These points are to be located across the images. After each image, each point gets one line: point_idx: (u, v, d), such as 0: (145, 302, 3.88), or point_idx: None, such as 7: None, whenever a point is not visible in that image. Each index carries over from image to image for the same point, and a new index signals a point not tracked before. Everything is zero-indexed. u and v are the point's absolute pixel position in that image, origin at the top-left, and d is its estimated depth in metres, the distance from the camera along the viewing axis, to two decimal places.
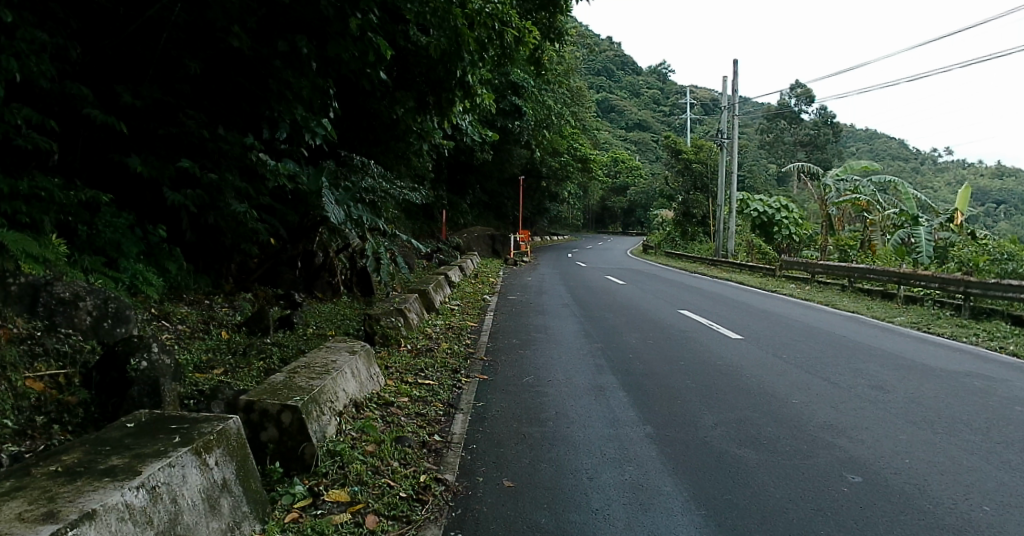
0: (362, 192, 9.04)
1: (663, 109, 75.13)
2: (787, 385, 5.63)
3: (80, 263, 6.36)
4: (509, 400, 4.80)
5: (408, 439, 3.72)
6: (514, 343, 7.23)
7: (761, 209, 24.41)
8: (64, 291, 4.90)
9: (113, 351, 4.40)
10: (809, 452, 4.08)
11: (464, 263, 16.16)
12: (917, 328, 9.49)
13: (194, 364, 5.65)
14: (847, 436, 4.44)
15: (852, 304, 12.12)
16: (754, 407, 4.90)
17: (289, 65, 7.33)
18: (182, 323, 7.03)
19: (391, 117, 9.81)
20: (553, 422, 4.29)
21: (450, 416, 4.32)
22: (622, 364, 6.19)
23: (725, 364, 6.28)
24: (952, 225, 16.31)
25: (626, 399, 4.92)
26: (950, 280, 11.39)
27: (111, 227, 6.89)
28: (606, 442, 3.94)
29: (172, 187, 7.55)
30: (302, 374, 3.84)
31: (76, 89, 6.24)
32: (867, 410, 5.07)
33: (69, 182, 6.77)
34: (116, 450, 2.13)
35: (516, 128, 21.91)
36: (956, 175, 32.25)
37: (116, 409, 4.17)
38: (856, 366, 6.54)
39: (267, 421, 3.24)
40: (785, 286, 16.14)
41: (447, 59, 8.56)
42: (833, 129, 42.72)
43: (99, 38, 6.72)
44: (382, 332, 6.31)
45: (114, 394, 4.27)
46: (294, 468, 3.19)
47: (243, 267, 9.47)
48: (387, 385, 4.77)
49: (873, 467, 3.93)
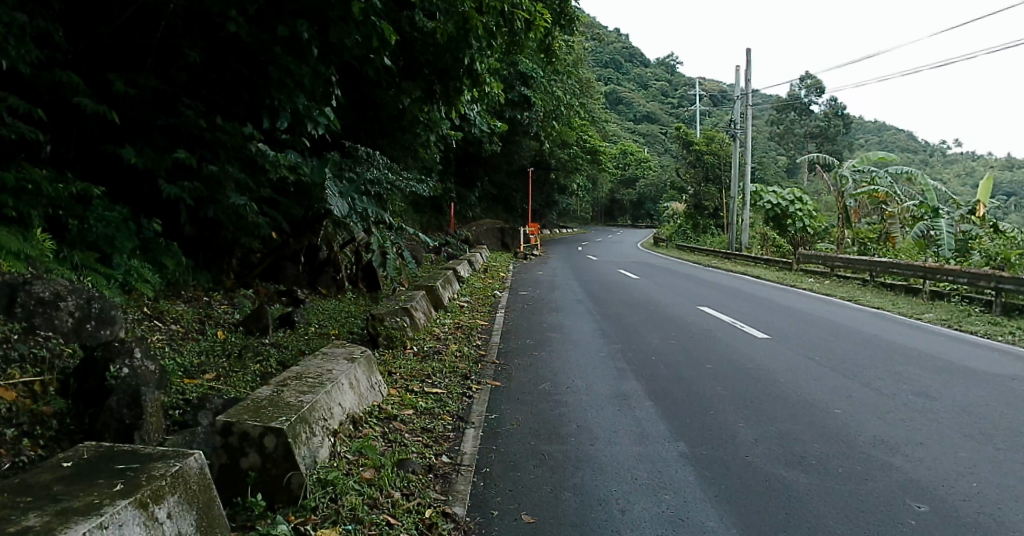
0: (368, 184, 8.56)
1: (673, 101, 74.11)
2: (826, 392, 5.12)
3: (69, 260, 5.96)
4: (526, 411, 4.35)
5: (412, 463, 3.25)
6: (528, 345, 6.77)
7: (775, 201, 23.59)
8: (43, 291, 4.45)
9: (91, 356, 4.01)
10: (865, 474, 3.58)
11: (473, 257, 15.70)
12: (949, 326, 8.93)
13: (183, 369, 5.22)
14: (902, 453, 3.92)
15: (875, 300, 11.55)
16: (796, 419, 4.41)
17: (290, 51, 6.85)
18: (176, 322, 6.61)
19: (397, 107, 9.37)
20: (576, 438, 3.84)
21: (460, 433, 3.87)
22: (645, 368, 5.71)
23: (754, 367, 5.80)
24: (974, 218, 15.55)
25: (653, 409, 4.46)
26: (979, 275, 10.78)
27: (103, 222, 6.48)
28: (637, 465, 3.47)
29: (168, 179, 7.11)
30: (292, 388, 3.39)
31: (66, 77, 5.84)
32: (918, 422, 4.54)
33: (59, 174, 6.39)
34: (38, 504, 1.74)
35: (524, 118, 21.23)
36: (968, 166, 31.38)
37: (93, 421, 3.70)
38: (895, 369, 6.00)
39: (247, 446, 2.82)
40: (802, 280, 15.54)
41: (455, 45, 8.07)
42: (844, 120, 41.82)
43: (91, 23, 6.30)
44: (386, 334, 5.88)
45: (92, 405, 3.87)
46: (279, 500, 2.77)
47: (244, 262, 9.05)
48: (390, 395, 4.31)
49: (937, 492, 3.41)
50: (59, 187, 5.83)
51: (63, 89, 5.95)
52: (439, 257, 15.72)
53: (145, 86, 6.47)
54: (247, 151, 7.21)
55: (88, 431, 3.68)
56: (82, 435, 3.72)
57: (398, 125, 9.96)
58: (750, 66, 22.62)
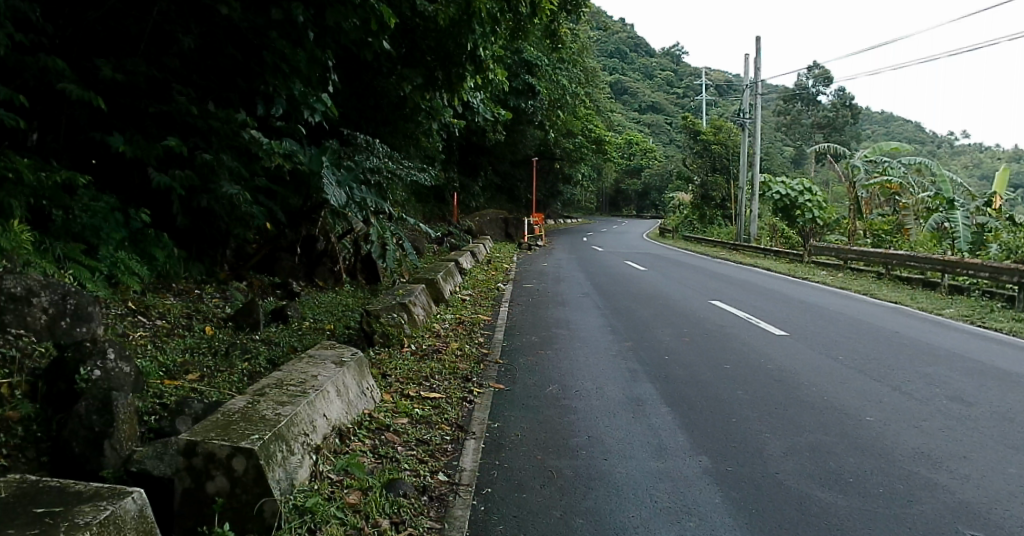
0: (367, 173, 8.18)
1: (678, 90, 73.17)
2: (854, 393, 4.71)
3: (51, 252, 5.55)
4: (531, 419, 3.99)
5: (404, 484, 2.87)
6: (533, 342, 6.41)
7: (783, 192, 22.81)
8: (14, 286, 4.01)
9: (61, 357, 3.70)
10: (908, 494, 3.04)
11: (475, 248, 15.30)
12: (971, 322, 8.48)
13: (165, 369, 4.85)
14: (946, 469, 3.34)
15: (892, 294, 11.08)
16: (825, 425, 4.00)
17: (284, 35, 6.44)
18: (163, 317, 6.22)
19: (399, 94, 8.97)
20: (587, 452, 3.47)
21: (459, 445, 3.50)
22: (659, 368, 5.35)
23: (776, 368, 5.41)
24: (991, 209, 15.01)
25: (670, 417, 4.09)
26: (1001, 269, 10.27)
27: (88, 211, 6.09)
28: (657, 484, 3.10)
29: (158, 168, 6.71)
30: (269, 398, 3.02)
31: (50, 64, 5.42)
32: (959, 432, 3.92)
33: (45, 163, 5.99)
34: None
35: (529, 107, 20.37)
36: (976, 158, 30.68)
37: (60, 429, 3.27)
38: (924, 367, 5.58)
39: (213, 468, 2.47)
40: (814, 273, 15.07)
41: (458, 30, 7.68)
42: (851, 111, 41.06)
43: (79, 6, 5.87)
44: (382, 331, 5.51)
45: (62, 409, 3.50)
46: (249, 531, 2.42)
47: (239, 252, 8.60)
48: (383, 401, 3.96)
49: (992, 516, 2.85)
50: (41, 175, 5.45)
51: (49, 74, 5.49)
52: (445, 252, 15.01)
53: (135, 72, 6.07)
54: (239, 139, 6.80)
55: (57, 440, 3.22)
56: (49, 442, 3.35)
57: (399, 114, 9.51)
58: (759, 54, 21.99)
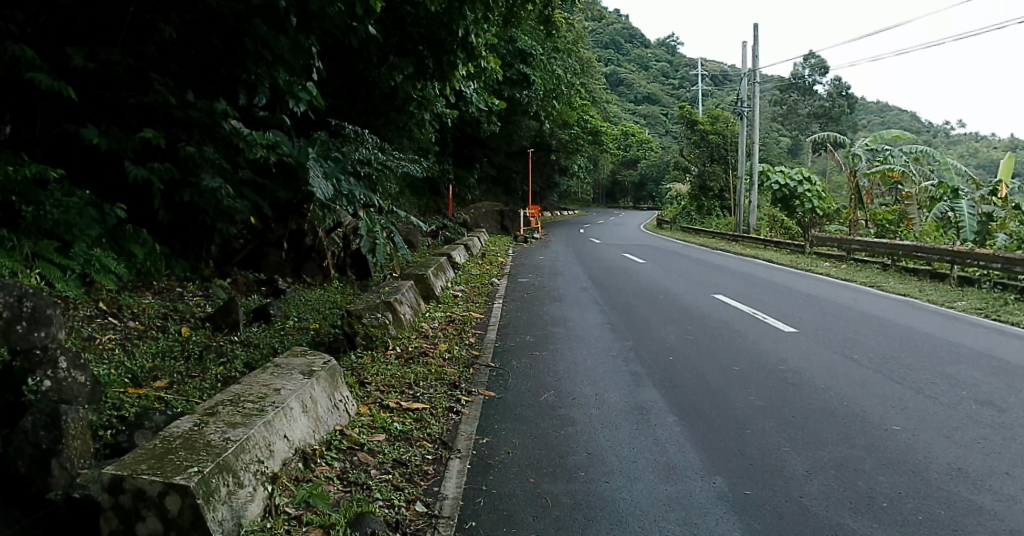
0: (356, 164, 7.77)
1: (674, 81, 72.55)
2: (875, 397, 4.34)
3: (19, 251, 5.08)
4: (523, 432, 3.63)
5: (374, 521, 2.46)
6: (528, 343, 6.03)
7: (781, 182, 22.38)
8: None
9: (7, 366, 3.24)
10: (953, 523, 2.66)
11: (469, 242, 14.86)
12: (985, 316, 8.12)
13: (130, 375, 4.44)
14: (990, 490, 2.97)
15: (900, 286, 10.71)
16: (848, 436, 3.63)
17: (267, 21, 5.92)
18: (137, 318, 5.79)
19: (389, 85, 8.55)
20: (587, 473, 3.10)
21: (441, 466, 3.14)
22: (664, 371, 4.98)
23: (788, 370, 5.04)
24: (996, 198, 14.50)
25: (678, 429, 3.72)
26: (1014, 260, 9.90)
27: (60, 206, 5.56)
28: (667, 513, 2.72)
29: (137, 161, 6.25)
30: (221, 418, 2.65)
31: (14, 53, 4.99)
32: (998, 443, 3.56)
33: (17, 156, 5.56)
34: None
35: (523, 97, 20.15)
36: (971, 147, 30.37)
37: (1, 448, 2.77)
38: (944, 367, 5.21)
39: (144, 508, 2.10)
40: (817, 265, 14.67)
41: (449, 16, 7.23)
42: (848, 100, 40.61)
43: None
44: (365, 333, 5.12)
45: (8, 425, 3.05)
46: None
47: (225, 248, 8.20)
48: (359, 415, 3.60)
49: None
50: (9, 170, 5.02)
51: (16, 63, 5.05)
52: (435, 247, 14.28)
53: (110, 61, 5.62)
54: (222, 130, 6.33)
55: None
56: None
57: (391, 104, 9.14)
58: (756, 43, 21.53)
